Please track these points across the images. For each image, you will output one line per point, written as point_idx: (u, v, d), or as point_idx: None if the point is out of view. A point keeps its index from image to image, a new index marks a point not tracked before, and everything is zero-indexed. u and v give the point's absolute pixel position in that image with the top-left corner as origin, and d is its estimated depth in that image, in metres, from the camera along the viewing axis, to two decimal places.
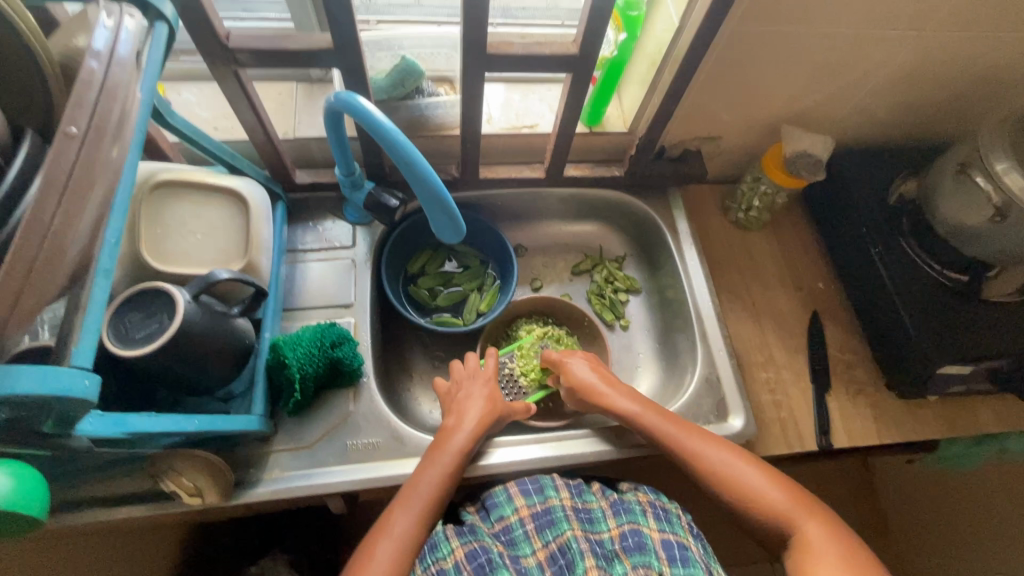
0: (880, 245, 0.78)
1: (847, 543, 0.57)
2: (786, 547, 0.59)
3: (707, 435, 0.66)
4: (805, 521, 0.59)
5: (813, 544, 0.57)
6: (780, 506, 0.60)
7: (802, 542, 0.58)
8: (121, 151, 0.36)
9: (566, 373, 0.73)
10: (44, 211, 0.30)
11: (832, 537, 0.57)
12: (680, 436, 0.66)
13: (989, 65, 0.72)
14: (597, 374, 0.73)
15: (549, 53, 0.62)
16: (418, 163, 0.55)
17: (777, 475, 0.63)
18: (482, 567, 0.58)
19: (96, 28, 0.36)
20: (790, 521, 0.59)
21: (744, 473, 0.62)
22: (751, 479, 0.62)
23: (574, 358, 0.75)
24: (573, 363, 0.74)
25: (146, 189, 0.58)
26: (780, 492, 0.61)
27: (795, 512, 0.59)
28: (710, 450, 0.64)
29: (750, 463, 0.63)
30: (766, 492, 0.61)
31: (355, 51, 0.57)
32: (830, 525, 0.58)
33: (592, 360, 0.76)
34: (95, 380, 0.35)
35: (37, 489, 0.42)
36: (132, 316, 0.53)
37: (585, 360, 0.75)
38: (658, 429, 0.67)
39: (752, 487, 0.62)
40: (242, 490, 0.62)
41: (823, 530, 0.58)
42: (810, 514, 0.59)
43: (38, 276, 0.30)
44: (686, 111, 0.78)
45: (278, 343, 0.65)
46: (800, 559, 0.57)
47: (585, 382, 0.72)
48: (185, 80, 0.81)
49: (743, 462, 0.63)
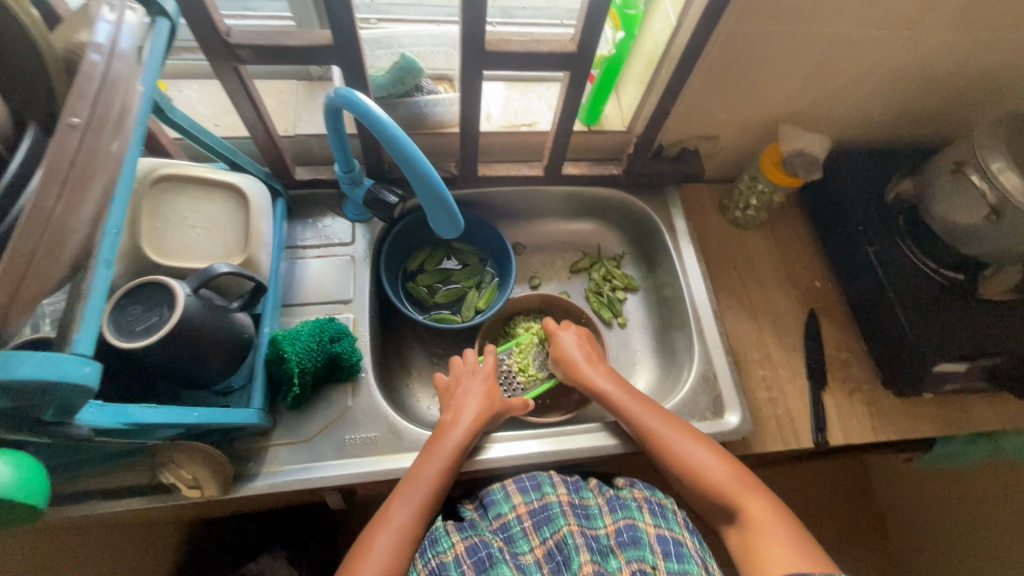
0: (877, 243, 0.79)
1: (790, 522, 0.57)
2: (731, 525, 0.60)
3: (665, 415, 0.67)
4: (751, 500, 0.59)
5: (756, 523, 0.58)
6: (725, 485, 0.61)
7: (747, 521, 0.59)
8: (121, 144, 0.36)
9: (555, 343, 0.77)
10: (47, 199, 0.31)
11: (776, 516, 0.58)
12: (642, 415, 0.67)
13: (985, 65, 0.73)
14: (583, 349, 0.75)
15: (547, 51, 0.62)
16: (415, 157, 0.56)
17: (727, 455, 0.64)
18: (482, 562, 0.58)
19: (99, 22, 0.37)
20: (735, 499, 0.60)
21: (698, 454, 0.63)
22: (704, 459, 0.63)
23: (567, 332, 0.78)
24: (563, 336, 0.77)
25: (148, 183, 0.58)
26: (728, 472, 0.62)
27: (739, 491, 0.60)
28: (670, 433, 0.65)
29: (702, 443, 0.64)
30: (716, 472, 0.62)
31: (355, 48, 0.58)
32: (774, 506, 0.59)
33: (583, 335, 0.78)
34: (96, 367, 0.36)
35: (39, 480, 0.43)
36: (132, 308, 0.53)
37: (575, 333, 0.78)
38: (624, 408, 0.68)
39: (703, 467, 0.62)
40: (241, 483, 0.62)
41: (766, 508, 0.59)
42: (756, 493, 0.60)
43: (38, 264, 0.30)
44: (683, 110, 0.78)
45: (277, 336, 0.65)
46: (748, 538, 0.58)
47: (571, 355, 0.75)
48: (187, 77, 0.81)
49: (696, 443, 0.64)
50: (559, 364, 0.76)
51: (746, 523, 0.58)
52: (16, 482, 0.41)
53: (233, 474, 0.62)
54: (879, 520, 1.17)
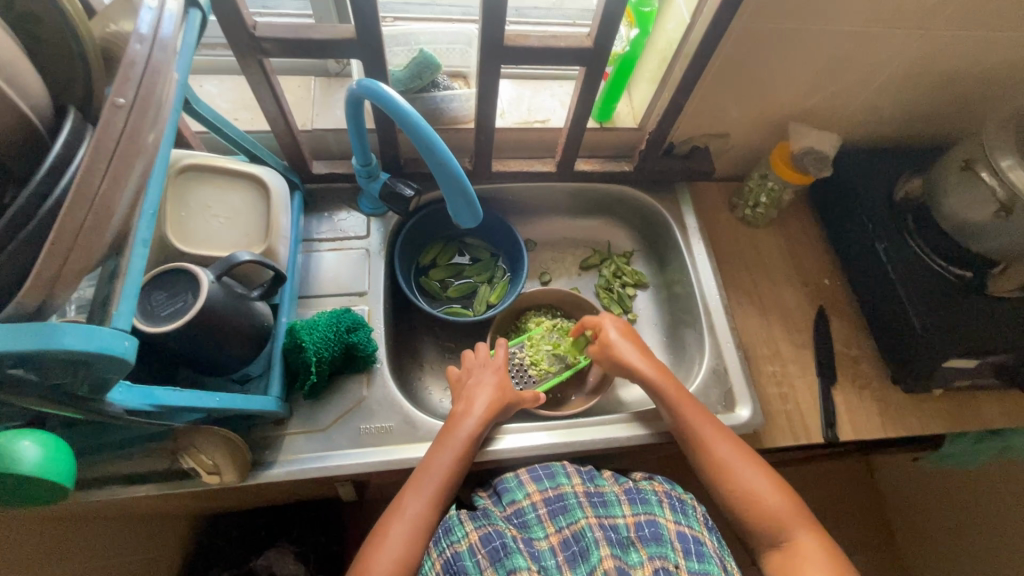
0: (886, 240, 0.79)
1: (839, 559, 0.59)
2: (774, 549, 0.61)
3: (722, 430, 0.67)
4: (801, 530, 0.60)
5: (806, 553, 0.59)
6: (779, 512, 0.61)
7: (794, 548, 0.60)
8: (160, 129, 0.37)
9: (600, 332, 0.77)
10: (93, 177, 0.32)
11: (826, 550, 0.59)
12: (698, 425, 0.67)
13: (994, 64, 0.74)
14: (630, 341, 0.76)
15: (564, 47, 0.64)
16: (438, 148, 0.57)
17: (780, 482, 0.64)
18: (496, 552, 0.58)
19: (141, 10, 0.38)
20: (786, 526, 0.61)
21: (751, 475, 0.64)
22: (758, 484, 0.63)
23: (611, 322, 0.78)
24: (608, 326, 0.77)
25: (172, 172, 0.60)
26: (780, 498, 0.62)
27: (789, 518, 0.61)
28: (725, 450, 0.65)
29: (759, 466, 0.65)
30: (771, 498, 0.62)
31: (377, 41, 0.59)
32: (823, 538, 0.60)
33: (630, 332, 0.78)
34: (134, 342, 0.37)
35: (65, 461, 0.43)
36: (157, 295, 0.54)
37: (620, 325, 0.78)
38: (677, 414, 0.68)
39: (756, 490, 0.63)
40: (258, 470, 0.63)
41: (817, 542, 0.59)
42: (806, 524, 0.61)
43: (85, 239, 0.31)
44: (696, 108, 0.79)
45: (295, 326, 0.66)
46: (791, 564, 0.59)
47: (617, 346, 0.75)
48: (207, 72, 0.83)
49: (750, 465, 0.64)
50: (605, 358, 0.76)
51: (794, 551, 0.59)
52: (44, 461, 0.42)
53: (250, 461, 0.63)
54: (886, 522, 1.17)
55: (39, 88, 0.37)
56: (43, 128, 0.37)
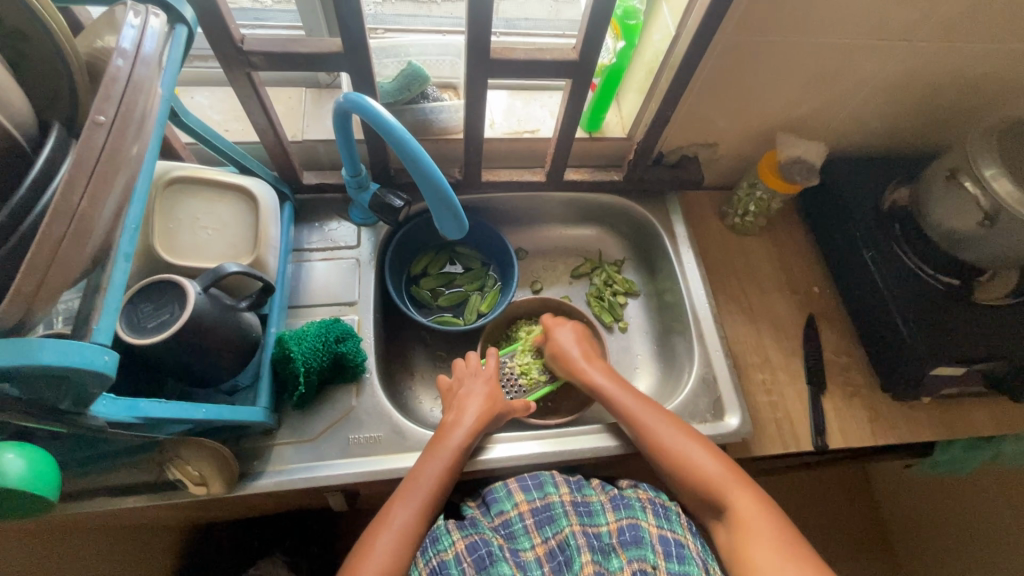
0: (874, 249, 0.80)
1: (775, 516, 0.58)
2: (721, 521, 0.61)
3: (658, 409, 0.68)
4: (739, 497, 0.60)
5: (742, 516, 0.59)
6: (715, 480, 0.62)
7: (734, 518, 0.59)
8: (143, 146, 0.38)
9: (552, 339, 0.78)
10: (72, 193, 0.32)
11: (764, 510, 0.59)
12: (633, 408, 0.68)
13: (977, 74, 0.75)
14: (580, 343, 0.77)
15: (550, 59, 0.64)
16: (423, 159, 0.57)
17: (716, 450, 0.65)
18: (482, 559, 0.58)
19: (125, 27, 0.39)
20: (722, 493, 0.61)
21: (685, 447, 0.64)
22: (692, 455, 0.63)
23: (564, 326, 0.79)
24: (561, 331, 0.78)
25: (161, 184, 0.60)
26: (715, 465, 0.63)
27: (724, 484, 0.61)
28: (660, 429, 0.66)
29: (695, 441, 0.65)
30: (707, 468, 0.62)
31: (364, 53, 0.59)
32: (761, 498, 0.60)
33: (580, 331, 0.79)
34: (114, 356, 0.37)
35: (51, 474, 0.44)
36: (143, 306, 0.55)
37: (572, 329, 0.78)
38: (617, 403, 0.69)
39: (692, 461, 0.63)
40: (246, 482, 0.63)
41: (755, 507, 0.59)
42: (744, 488, 0.61)
43: (64, 254, 0.32)
44: (683, 118, 0.80)
45: (284, 336, 0.67)
46: (735, 533, 0.59)
47: (568, 353, 0.75)
48: (200, 84, 0.83)
49: (685, 436, 0.65)
50: (556, 361, 0.77)
51: (732, 518, 0.59)
52: (31, 476, 0.42)
53: (239, 473, 0.63)
54: (883, 529, 1.17)
55: (23, 104, 0.37)
56: (28, 144, 0.38)
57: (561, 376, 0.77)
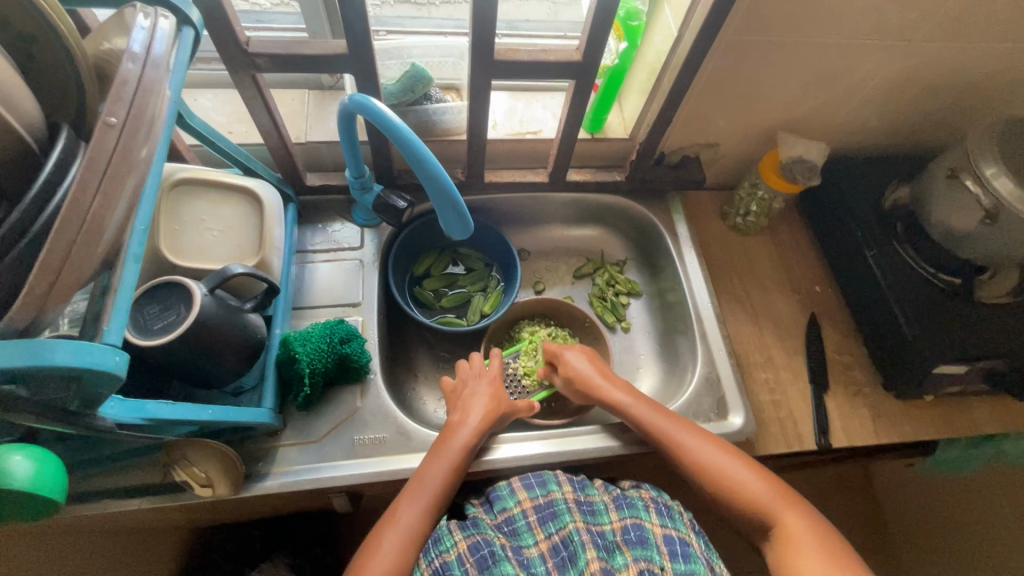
0: (876, 248, 0.80)
1: (823, 533, 0.59)
2: (768, 539, 0.61)
3: (696, 430, 0.67)
4: (785, 512, 0.61)
5: (793, 535, 0.59)
6: (766, 500, 0.62)
7: (782, 533, 0.60)
8: (152, 148, 0.38)
9: (564, 365, 0.75)
10: (84, 196, 0.32)
11: (814, 528, 0.59)
12: (670, 429, 0.67)
13: (976, 74, 0.75)
14: (594, 367, 0.75)
15: (553, 60, 0.65)
16: (428, 160, 0.58)
17: (759, 468, 0.65)
18: (484, 559, 0.58)
19: (134, 30, 0.39)
20: (772, 513, 0.61)
21: (731, 468, 0.64)
22: (738, 476, 0.63)
23: (573, 351, 0.77)
24: (571, 356, 0.76)
25: (165, 186, 0.60)
26: (764, 485, 0.62)
27: (774, 504, 0.61)
28: (698, 445, 0.65)
29: (736, 457, 0.65)
30: (755, 488, 0.62)
31: (368, 55, 0.60)
32: (809, 516, 0.60)
33: (589, 353, 0.78)
34: (124, 357, 0.37)
35: (58, 476, 0.44)
36: (150, 308, 0.55)
37: (581, 353, 0.77)
38: (645, 422, 0.69)
39: (738, 482, 0.63)
40: (251, 483, 0.63)
41: (802, 521, 0.60)
42: (791, 507, 0.61)
43: (77, 255, 0.32)
44: (685, 118, 0.80)
45: (288, 337, 0.67)
46: (784, 552, 0.59)
47: (583, 375, 0.74)
48: (202, 86, 0.84)
49: (725, 455, 0.65)
50: (569, 384, 0.75)
51: (782, 536, 0.60)
52: (37, 478, 0.42)
53: (244, 474, 0.63)
54: (884, 528, 1.17)
55: (33, 106, 0.38)
56: (37, 146, 0.38)
57: (578, 401, 0.75)
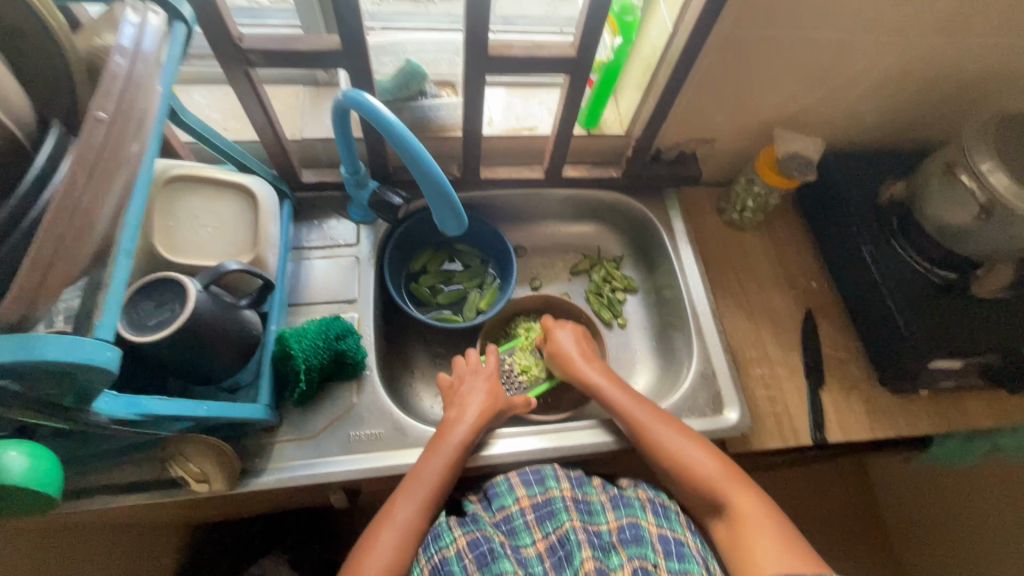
0: (872, 243, 0.80)
1: (773, 513, 0.59)
2: (719, 518, 0.62)
3: (654, 409, 0.68)
4: (742, 497, 0.61)
5: (743, 515, 0.59)
6: (713, 479, 0.62)
7: (734, 515, 0.60)
8: (142, 145, 0.38)
9: (551, 341, 0.78)
10: (74, 190, 0.32)
11: (763, 508, 0.60)
12: (632, 409, 0.68)
13: (972, 69, 0.75)
14: (580, 347, 0.77)
15: (548, 56, 0.64)
16: (422, 156, 0.58)
17: (710, 447, 0.65)
18: (483, 556, 0.58)
19: (123, 25, 0.39)
20: (721, 491, 0.61)
21: (683, 446, 0.64)
22: (689, 454, 0.64)
23: (563, 329, 0.79)
24: (559, 334, 0.78)
25: (160, 183, 0.60)
26: (713, 464, 0.63)
27: (723, 483, 0.62)
28: (659, 430, 0.66)
29: (690, 437, 0.65)
30: (704, 466, 0.63)
31: (362, 51, 0.60)
32: (759, 496, 0.61)
33: (579, 332, 0.79)
34: (117, 352, 0.37)
35: (54, 471, 0.44)
36: (144, 304, 0.55)
37: (571, 332, 0.79)
38: (612, 403, 0.69)
39: (690, 460, 0.63)
40: (247, 479, 0.63)
41: (757, 505, 0.60)
42: (742, 487, 0.61)
43: (66, 250, 0.32)
44: (681, 114, 0.80)
45: (284, 334, 0.67)
46: (736, 531, 0.59)
47: (567, 353, 0.76)
48: (198, 83, 0.84)
49: (681, 435, 0.65)
50: (555, 362, 0.77)
51: (733, 516, 0.60)
52: (33, 473, 0.42)
53: (240, 470, 0.63)
54: (882, 524, 1.17)
55: (23, 103, 0.38)
56: (28, 141, 0.38)
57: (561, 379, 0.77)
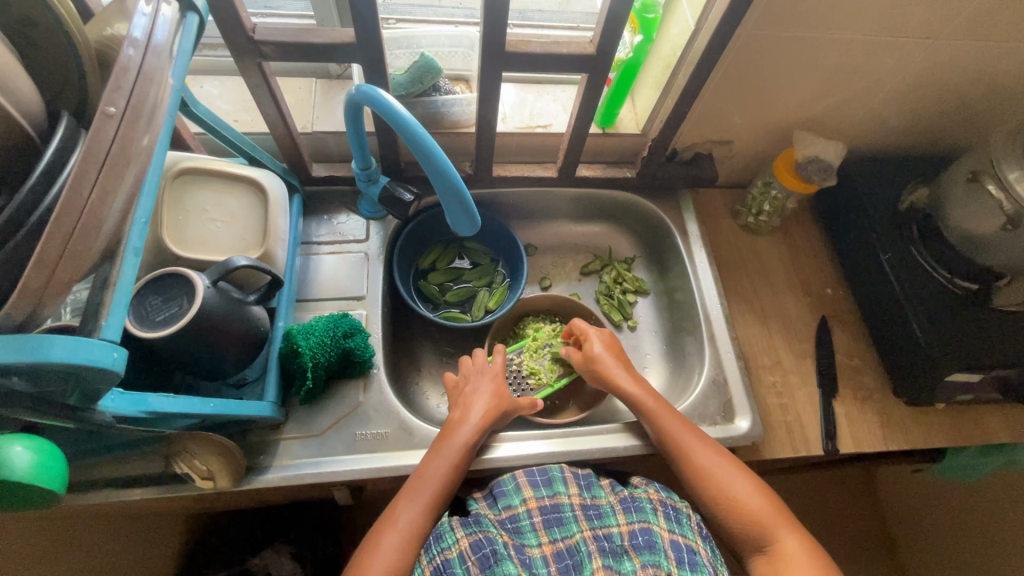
0: (891, 251, 0.78)
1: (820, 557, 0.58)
2: (759, 554, 0.60)
3: (701, 435, 0.67)
4: (784, 532, 0.59)
5: (788, 554, 0.58)
6: (763, 516, 0.60)
7: (778, 552, 0.59)
8: (153, 136, 0.37)
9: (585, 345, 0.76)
10: (81, 188, 0.31)
11: (808, 550, 0.58)
12: (680, 432, 0.66)
13: (1002, 74, 0.73)
14: (613, 355, 0.75)
15: (566, 53, 0.63)
16: (436, 156, 0.56)
17: (760, 483, 0.64)
18: (486, 558, 0.57)
19: (136, 15, 0.38)
20: (767, 526, 0.60)
21: (730, 478, 0.63)
22: (736, 485, 0.62)
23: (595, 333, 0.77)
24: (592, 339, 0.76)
25: (169, 175, 0.60)
26: (761, 500, 0.62)
27: (771, 519, 0.60)
28: (703, 453, 0.65)
29: (735, 468, 0.64)
30: (750, 499, 0.62)
31: (377, 44, 0.58)
32: (805, 538, 0.59)
33: (610, 340, 0.77)
34: (123, 353, 0.37)
35: (56, 466, 0.43)
36: (152, 299, 0.54)
37: (602, 339, 0.77)
38: (654, 420, 0.68)
39: (735, 492, 0.62)
40: (253, 475, 0.63)
41: (801, 544, 0.59)
42: (789, 526, 0.60)
43: (73, 249, 0.31)
44: (698, 114, 0.79)
45: (291, 331, 0.66)
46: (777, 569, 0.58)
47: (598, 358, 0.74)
48: (209, 73, 0.82)
49: (727, 465, 0.64)
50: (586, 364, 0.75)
51: (776, 553, 0.59)
52: (34, 467, 0.41)
53: (246, 466, 0.63)
54: (888, 531, 1.16)
55: (32, 93, 0.37)
56: (36, 133, 0.37)
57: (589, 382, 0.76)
